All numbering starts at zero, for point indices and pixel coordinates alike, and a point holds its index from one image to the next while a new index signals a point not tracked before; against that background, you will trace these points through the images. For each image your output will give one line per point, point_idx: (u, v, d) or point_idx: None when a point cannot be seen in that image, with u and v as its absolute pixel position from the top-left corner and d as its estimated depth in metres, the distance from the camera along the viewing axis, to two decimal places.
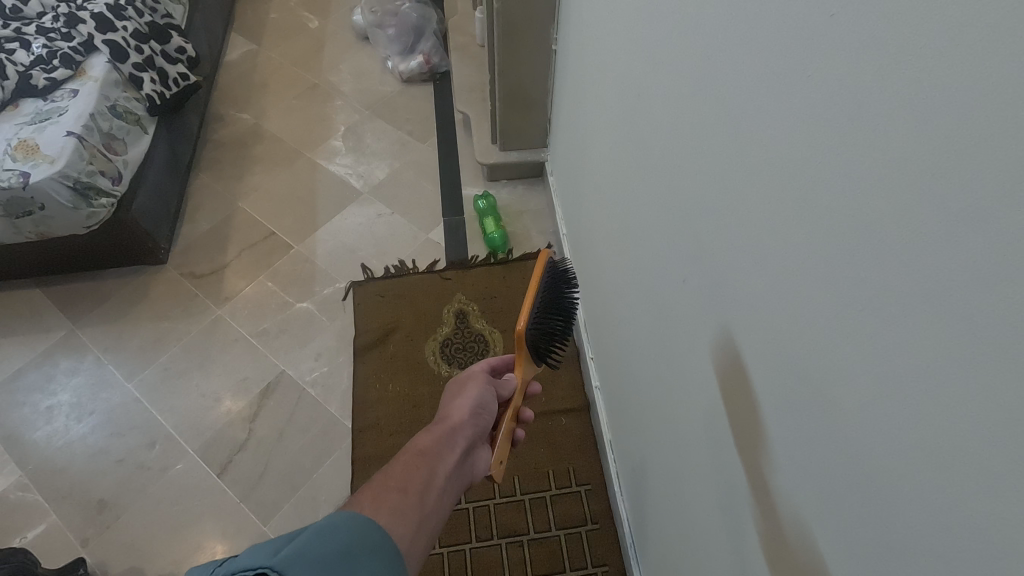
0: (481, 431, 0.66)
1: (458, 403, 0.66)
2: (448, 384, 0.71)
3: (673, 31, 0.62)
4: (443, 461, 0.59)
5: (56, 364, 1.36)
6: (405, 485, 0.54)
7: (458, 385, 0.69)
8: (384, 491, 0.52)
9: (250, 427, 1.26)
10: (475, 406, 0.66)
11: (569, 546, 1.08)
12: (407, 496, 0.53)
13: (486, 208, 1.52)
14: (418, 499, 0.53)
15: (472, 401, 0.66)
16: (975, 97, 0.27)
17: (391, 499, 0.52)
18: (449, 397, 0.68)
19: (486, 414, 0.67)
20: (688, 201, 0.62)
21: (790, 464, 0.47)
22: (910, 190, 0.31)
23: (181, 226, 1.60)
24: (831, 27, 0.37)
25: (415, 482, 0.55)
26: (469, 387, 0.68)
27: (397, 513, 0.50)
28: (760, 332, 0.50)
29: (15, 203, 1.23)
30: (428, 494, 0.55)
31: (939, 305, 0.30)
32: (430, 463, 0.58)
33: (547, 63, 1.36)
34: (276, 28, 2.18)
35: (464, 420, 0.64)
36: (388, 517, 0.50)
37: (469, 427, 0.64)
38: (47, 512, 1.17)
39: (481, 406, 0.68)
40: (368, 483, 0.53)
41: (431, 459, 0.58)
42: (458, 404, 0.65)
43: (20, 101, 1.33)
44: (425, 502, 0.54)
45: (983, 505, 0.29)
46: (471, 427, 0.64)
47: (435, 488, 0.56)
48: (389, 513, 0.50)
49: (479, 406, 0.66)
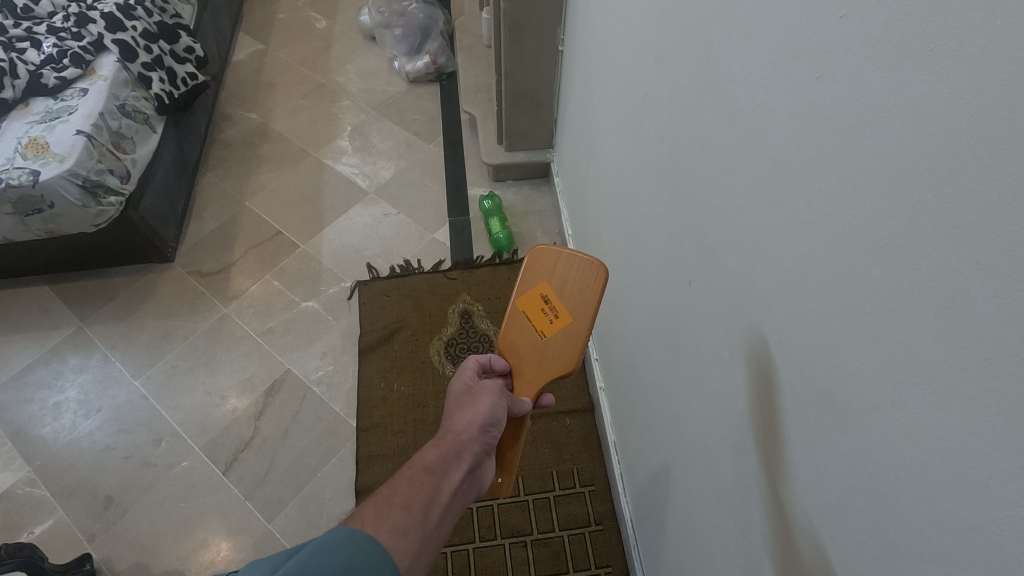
0: (489, 446, 0.65)
1: (468, 415, 0.65)
2: (457, 389, 0.69)
3: (680, 31, 0.62)
4: (448, 478, 0.58)
5: (65, 359, 1.37)
6: (409, 501, 0.53)
7: (468, 394, 0.68)
8: (387, 507, 0.52)
9: (256, 425, 1.26)
10: (487, 420, 0.65)
11: (573, 546, 1.08)
12: (412, 512, 0.52)
13: (492, 209, 1.53)
14: (422, 516, 0.53)
15: (483, 415, 0.65)
16: (989, 100, 0.27)
17: (394, 516, 0.51)
18: (457, 405, 0.67)
19: (496, 428, 0.66)
20: (696, 203, 0.61)
21: (797, 468, 0.47)
22: (920, 190, 0.31)
23: (189, 224, 1.62)
24: (840, 29, 0.36)
25: (419, 500, 0.54)
26: (480, 397, 0.67)
27: (399, 532, 0.50)
28: (766, 332, 0.50)
29: (25, 201, 1.24)
30: (432, 510, 0.54)
31: (947, 306, 0.30)
32: (435, 480, 0.57)
33: (554, 63, 1.36)
34: (284, 28, 2.19)
35: (474, 435, 0.63)
36: (388, 535, 0.49)
37: (478, 442, 0.63)
38: (55, 508, 1.18)
39: (492, 420, 0.66)
40: (372, 498, 0.52)
41: (438, 473, 0.58)
42: (466, 417, 0.64)
43: (31, 100, 1.35)
44: (428, 521, 0.53)
45: (989, 507, 0.29)
46: (480, 443, 0.64)
47: (441, 506, 0.55)
48: (389, 531, 0.50)
49: (490, 421, 0.65)
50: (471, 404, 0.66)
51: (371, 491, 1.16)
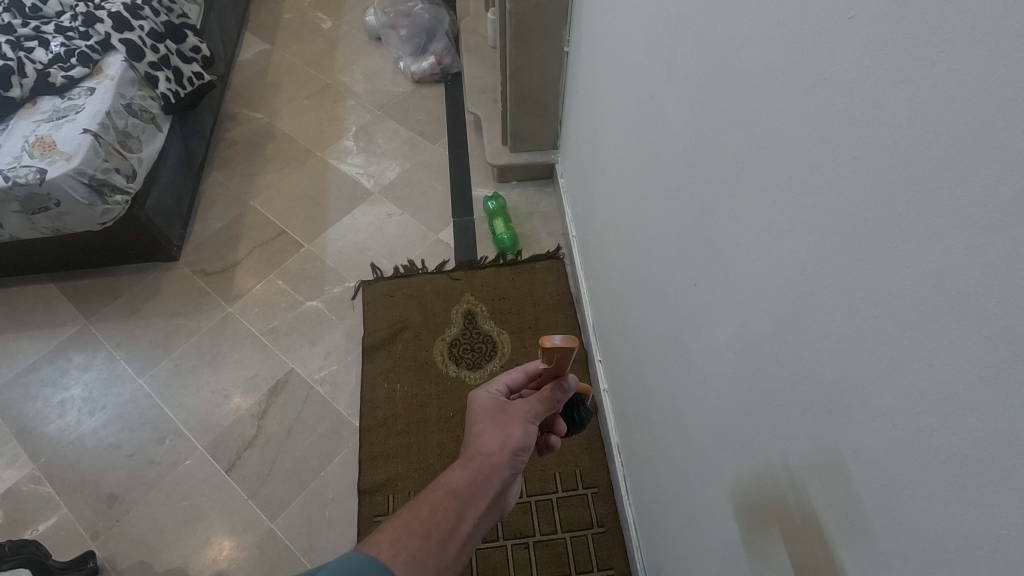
0: (516, 469, 0.63)
1: (501, 437, 0.63)
2: (489, 404, 0.67)
3: (688, 31, 0.61)
4: (473, 504, 0.58)
5: (69, 357, 1.38)
6: (428, 529, 0.53)
7: (500, 411, 0.66)
8: (406, 533, 0.52)
9: (260, 424, 1.27)
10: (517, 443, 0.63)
11: (575, 549, 1.07)
12: (431, 542, 0.53)
13: (497, 209, 1.53)
14: (440, 546, 0.53)
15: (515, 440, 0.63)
16: (995, 106, 0.27)
17: (411, 544, 0.52)
18: (490, 420, 0.65)
19: (524, 451, 0.64)
20: (701, 205, 0.61)
21: (803, 470, 0.47)
22: (931, 192, 0.31)
23: (193, 222, 1.62)
24: (849, 30, 0.36)
25: (440, 528, 0.54)
26: (512, 418, 0.65)
27: (414, 562, 0.51)
28: (772, 335, 0.49)
29: (31, 200, 1.24)
30: (452, 540, 0.54)
31: (956, 308, 0.30)
32: (460, 505, 0.56)
33: (559, 63, 1.36)
34: (289, 28, 2.20)
35: (502, 459, 0.61)
36: (403, 565, 0.50)
37: (507, 467, 0.62)
38: (59, 504, 1.18)
39: (522, 443, 0.63)
40: (391, 521, 0.53)
41: (462, 500, 0.57)
42: (498, 439, 0.62)
43: (39, 98, 1.35)
44: (446, 551, 0.53)
45: (997, 517, 0.29)
46: (508, 466, 0.62)
47: (461, 534, 0.55)
48: (405, 560, 0.50)
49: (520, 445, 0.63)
50: (501, 424, 0.64)
51: (372, 491, 1.16)
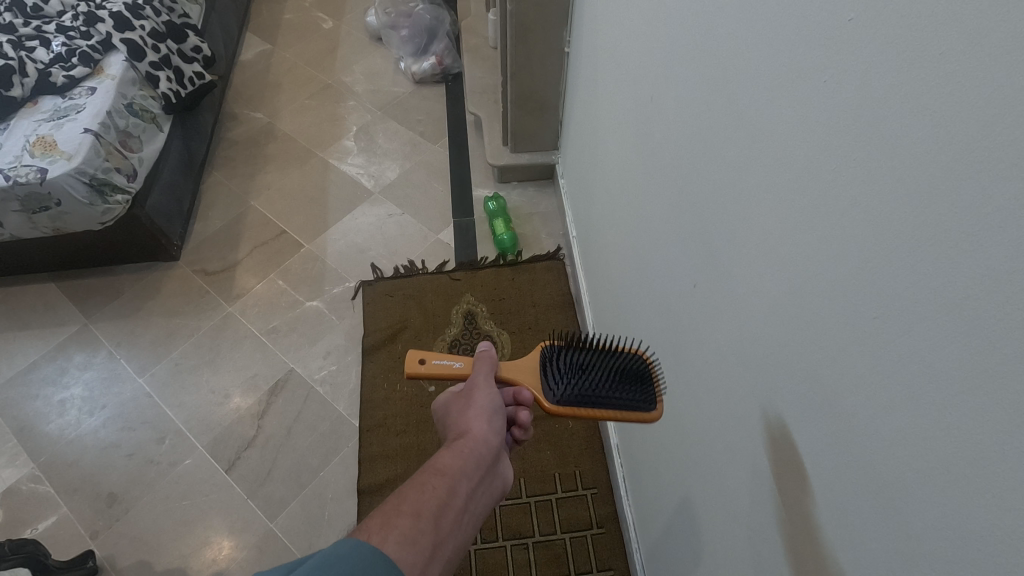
0: (498, 443, 0.64)
1: (473, 415, 0.64)
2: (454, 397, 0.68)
3: (688, 33, 0.61)
4: (462, 479, 0.58)
5: (69, 356, 1.38)
6: (419, 508, 0.53)
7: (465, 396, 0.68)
8: (395, 516, 0.51)
9: (259, 424, 1.27)
10: (490, 415, 0.65)
11: (575, 550, 1.07)
12: (423, 518, 0.52)
13: (497, 210, 1.54)
14: (434, 523, 0.52)
15: (486, 413, 0.64)
16: (997, 109, 0.26)
17: (402, 524, 0.51)
18: (460, 406, 0.66)
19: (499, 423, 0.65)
20: (701, 205, 0.61)
21: (802, 470, 0.47)
22: (932, 194, 0.31)
23: (193, 222, 1.62)
24: (850, 32, 0.36)
25: (431, 505, 0.53)
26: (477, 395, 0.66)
27: (407, 541, 0.50)
28: (773, 336, 0.49)
29: (31, 199, 1.24)
30: (444, 516, 0.54)
31: (956, 310, 0.30)
32: (449, 482, 0.56)
33: (560, 63, 1.36)
34: (290, 28, 2.20)
35: (483, 433, 0.63)
36: (396, 545, 0.49)
37: (488, 440, 0.63)
38: (59, 504, 1.18)
39: (495, 416, 0.65)
40: (380, 507, 0.52)
41: (450, 476, 0.57)
42: (473, 417, 0.64)
43: (40, 98, 1.35)
44: (440, 526, 0.53)
45: (996, 519, 0.29)
46: (490, 439, 0.63)
47: (454, 509, 0.55)
48: (397, 541, 0.49)
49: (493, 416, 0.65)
50: (470, 404, 0.65)
51: (372, 491, 1.16)
